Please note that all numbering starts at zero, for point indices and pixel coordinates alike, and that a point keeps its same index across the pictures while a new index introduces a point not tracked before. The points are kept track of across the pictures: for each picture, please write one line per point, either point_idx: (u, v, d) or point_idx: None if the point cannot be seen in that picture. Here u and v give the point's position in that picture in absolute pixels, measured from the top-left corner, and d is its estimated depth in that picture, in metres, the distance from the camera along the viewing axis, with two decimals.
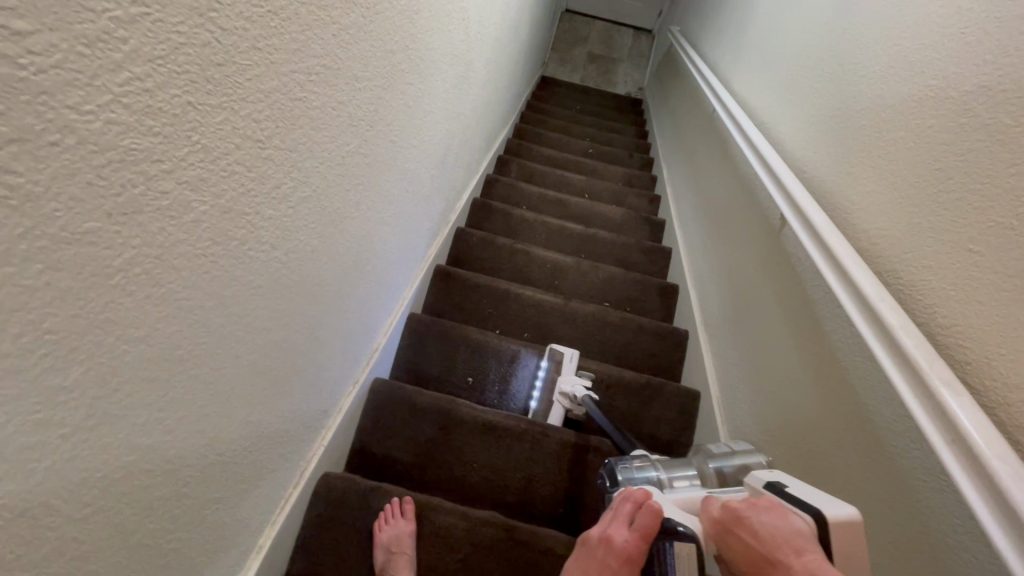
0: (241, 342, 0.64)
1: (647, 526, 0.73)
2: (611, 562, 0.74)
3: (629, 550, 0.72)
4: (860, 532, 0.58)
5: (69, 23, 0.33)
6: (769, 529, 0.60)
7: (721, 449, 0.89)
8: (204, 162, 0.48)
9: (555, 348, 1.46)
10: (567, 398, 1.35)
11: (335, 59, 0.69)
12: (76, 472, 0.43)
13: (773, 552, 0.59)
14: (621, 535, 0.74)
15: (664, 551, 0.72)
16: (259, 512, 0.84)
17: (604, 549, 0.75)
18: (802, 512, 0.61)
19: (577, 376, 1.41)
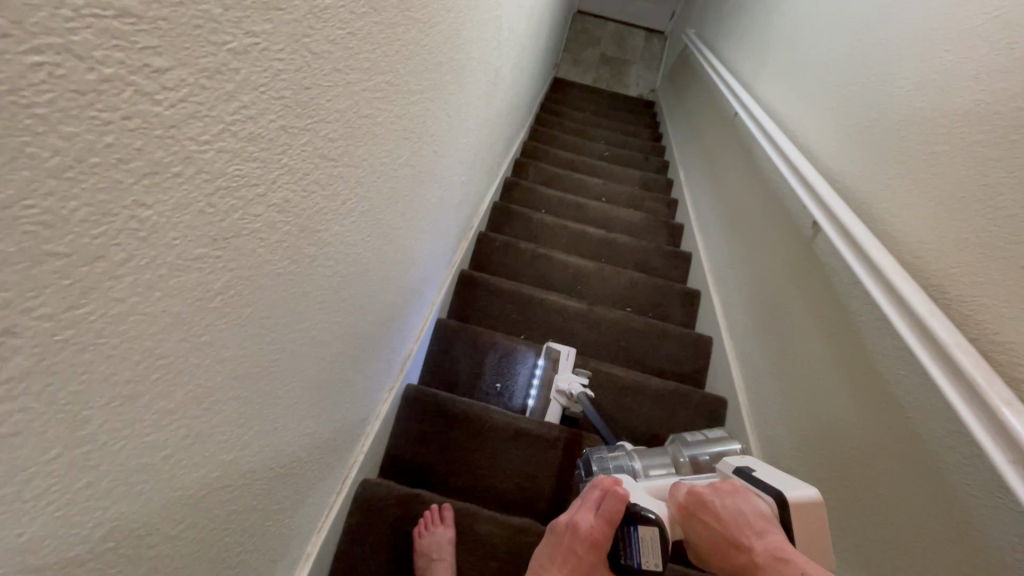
0: (306, 356, 0.65)
1: (611, 512, 0.81)
2: (579, 548, 0.82)
3: (593, 535, 0.81)
4: (815, 512, 0.72)
5: (197, 57, 0.33)
6: (735, 511, 0.73)
7: (696, 440, 1.04)
8: (290, 184, 0.49)
9: (552, 346, 1.46)
10: (563, 395, 1.36)
11: (396, 75, 0.69)
12: (172, 491, 0.44)
13: (738, 531, 0.71)
14: (586, 521, 0.83)
15: (627, 535, 0.80)
16: (308, 520, 0.85)
17: (571, 534, 0.84)
18: (765, 495, 0.74)
19: (573, 374, 1.41)
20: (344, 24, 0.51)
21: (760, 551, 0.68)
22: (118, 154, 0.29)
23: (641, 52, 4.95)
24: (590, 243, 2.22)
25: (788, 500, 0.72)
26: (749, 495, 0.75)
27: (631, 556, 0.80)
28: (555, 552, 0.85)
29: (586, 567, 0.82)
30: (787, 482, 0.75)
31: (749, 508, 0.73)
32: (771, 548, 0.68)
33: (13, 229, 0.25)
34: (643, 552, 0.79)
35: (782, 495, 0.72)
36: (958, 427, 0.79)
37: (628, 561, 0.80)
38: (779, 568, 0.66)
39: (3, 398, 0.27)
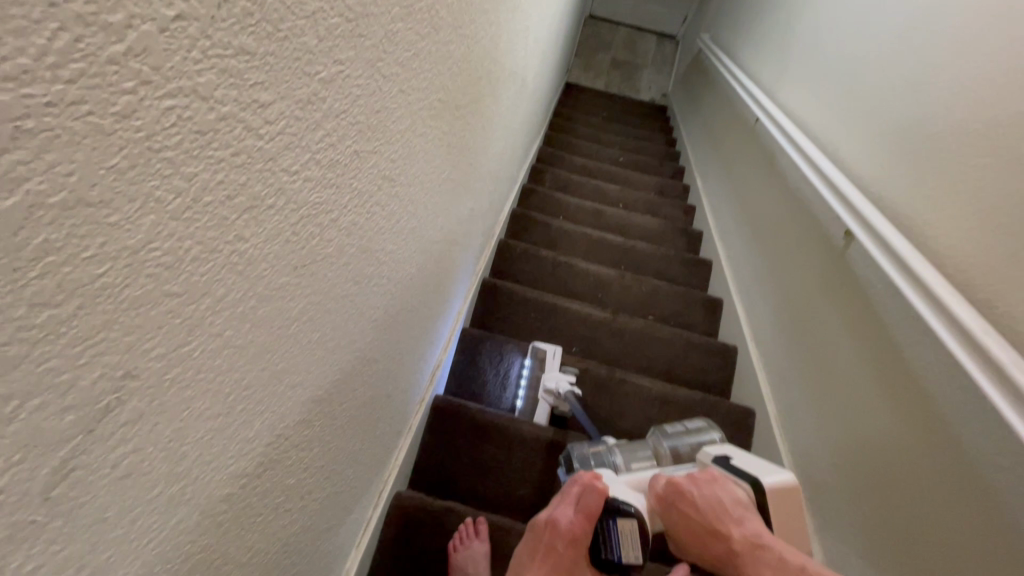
0: (359, 375, 0.65)
1: (590, 506, 0.81)
2: (559, 544, 0.81)
3: (573, 530, 0.81)
4: (786, 496, 0.83)
5: (294, 89, 0.33)
6: (713, 499, 0.82)
7: (675, 432, 1.09)
8: (358, 208, 0.49)
9: (538, 346, 1.49)
10: (551, 394, 1.37)
11: (447, 92, 0.69)
12: (246, 518, 0.44)
13: (717, 519, 0.80)
14: (566, 516, 0.82)
15: (608, 529, 0.80)
16: (349, 537, 0.84)
17: (550, 531, 0.83)
18: (741, 482, 0.84)
19: (560, 373, 1.43)
20: (410, 46, 0.51)
21: (740, 538, 0.77)
22: (226, 191, 0.29)
23: (653, 56, 4.94)
24: (609, 250, 2.21)
25: (764, 486, 0.82)
26: (727, 485, 0.84)
27: (612, 550, 0.80)
28: (534, 550, 0.83)
29: (565, 565, 0.81)
30: (762, 469, 0.85)
31: (728, 497, 0.82)
32: (750, 535, 0.77)
33: (139, 273, 0.24)
34: (624, 546, 0.80)
35: (758, 482, 0.83)
36: (1011, 446, 0.77)
37: (609, 556, 0.80)
38: (756, 553, 0.76)
39: (120, 441, 0.26)
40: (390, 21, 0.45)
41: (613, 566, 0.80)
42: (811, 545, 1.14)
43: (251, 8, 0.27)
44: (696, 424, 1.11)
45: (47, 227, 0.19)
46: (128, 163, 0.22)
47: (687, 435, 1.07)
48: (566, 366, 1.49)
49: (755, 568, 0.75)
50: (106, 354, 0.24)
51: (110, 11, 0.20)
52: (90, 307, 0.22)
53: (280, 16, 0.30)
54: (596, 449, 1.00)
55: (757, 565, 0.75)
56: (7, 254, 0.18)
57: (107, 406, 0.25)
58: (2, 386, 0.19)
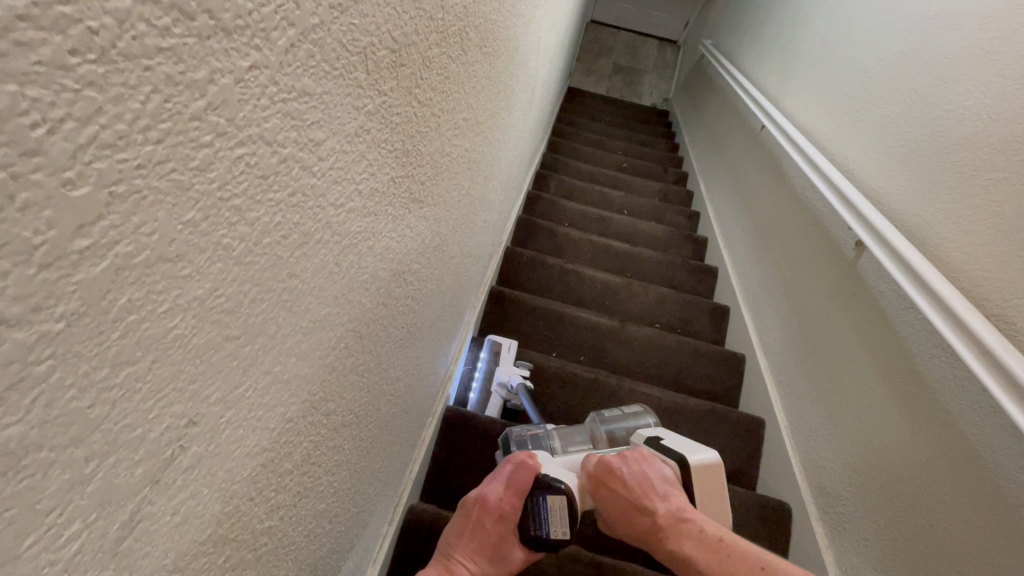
0: (383, 396, 0.64)
1: (522, 482, 0.80)
2: (487, 521, 0.78)
3: (502, 507, 0.78)
4: (712, 473, 0.84)
5: (343, 124, 0.33)
6: (640, 476, 0.82)
7: (613, 416, 1.01)
8: (390, 232, 0.49)
9: (495, 339, 1.48)
10: (504, 388, 1.36)
11: (470, 110, 0.69)
12: (283, 547, 0.43)
13: (643, 495, 0.80)
14: (495, 493, 0.79)
15: (537, 505, 0.78)
16: (367, 551, 0.84)
17: (478, 508, 0.79)
18: (669, 460, 0.85)
19: (515, 367, 1.42)
20: (442, 69, 0.50)
21: (664, 513, 0.78)
22: (283, 231, 0.29)
23: (654, 61, 4.96)
24: (614, 257, 2.21)
25: (690, 464, 0.83)
26: (654, 464, 0.85)
27: (540, 526, 0.78)
28: (461, 528, 0.78)
29: (493, 542, 0.77)
30: (688, 447, 0.86)
31: (655, 475, 0.83)
32: (674, 510, 0.79)
33: (206, 321, 0.24)
34: (552, 522, 0.78)
35: (684, 460, 0.84)
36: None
37: (537, 532, 0.78)
38: (680, 527, 0.77)
39: (181, 486, 0.26)
40: (427, 48, 0.45)
41: (541, 543, 0.78)
42: (825, 555, 1.14)
43: (313, 49, 0.27)
44: (635, 409, 1.04)
45: (131, 286, 0.19)
46: (202, 215, 0.22)
47: (625, 420, 1.01)
48: (520, 360, 1.49)
49: (675, 541, 0.76)
50: (173, 404, 0.23)
51: (195, 68, 0.19)
52: (161, 360, 0.22)
53: (337, 55, 0.30)
54: (534, 431, 0.94)
55: (679, 538, 0.76)
56: (95, 318, 0.18)
57: (169, 455, 0.24)
58: (84, 448, 0.19)
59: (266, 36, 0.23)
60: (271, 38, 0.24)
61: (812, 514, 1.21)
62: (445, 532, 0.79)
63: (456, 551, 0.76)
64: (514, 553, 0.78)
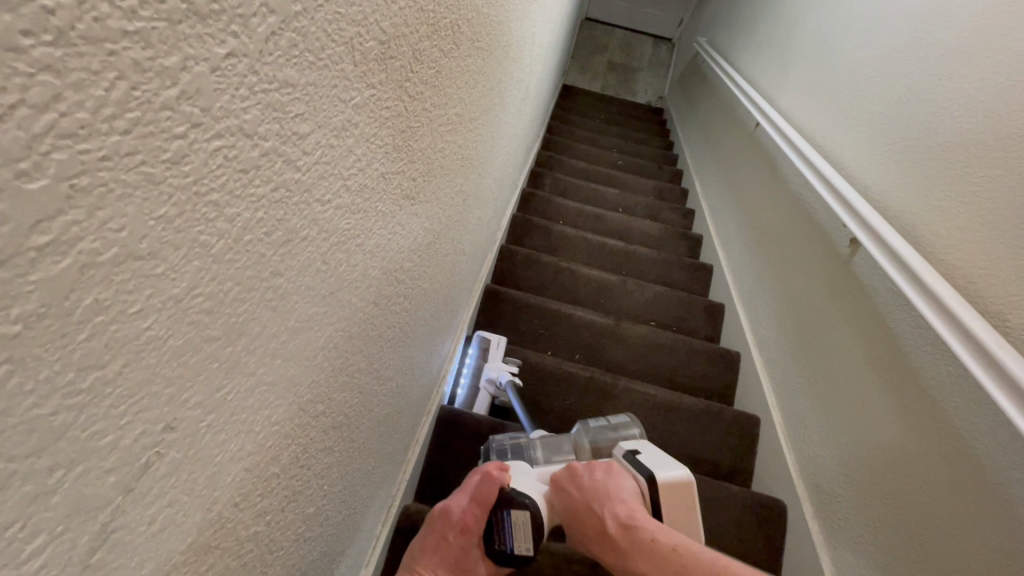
0: (375, 396, 0.63)
1: (484, 494, 0.78)
2: (450, 534, 0.77)
3: (465, 520, 0.77)
4: (682, 490, 0.79)
5: (329, 117, 0.32)
6: (599, 482, 0.81)
7: (598, 426, 0.99)
8: (381, 228, 0.48)
9: (483, 335, 1.45)
10: (493, 385, 1.35)
11: (463, 106, 0.68)
12: (271, 553, 0.42)
13: (597, 500, 0.79)
14: (459, 505, 0.78)
15: (501, 519, 0.76)
16: (360, 553, 0.83)
17: (442, 521, 0.78)
18: (637, 474, 0.82)
19: (504, 364, 1.40)
20: (433, 62, 0.49)
21: (614, 518, 0.76)
22: (266, 228, 0.28)
23: (649, 59, 4.97)
24: (609, 255, 2.21)
25: (656, 480, 0.80)
26: (619, 475, 0.82)
27: (504, 541, 0.76)
28: (426, 540, 0.78)
29: (456, 556, 0.76)
30: (659, 463, 0.82)
31: (616, 485, 0.81)
32: (626, 517, 0.76)
33: (182, 322, 0.23)
34: (516, 537, 0.76)
35: (650, 475, 0.80)
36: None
37: (501, 547, 0.76)
38: (629, 535, 0.74)
39: (157, 496, 0.25)
40: (418, 40, 0.44)
41: (506, 558, 0.76)
42: (820, 553, 1.14)
43: (295, 38, 0.26)
44: (623, 418, 1.01)
45: (96, 286, 0.18)
46: (176, 211, 0.21)
47: (612, 430, 0.98)
48: (510, 357, 1.47)
49: (624, 548, 0.73)
50: (147, 410, 0.22)
51: (165, 55, 0.18)
52: (133, 363, 0.21)
53: (322, 45, 0.29)
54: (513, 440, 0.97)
55: (627, 545, 0.73)
56: (57, 319, 0.17)
57: (145, 462, 0.23)
58: (47, 457, 0.18)
59: (244, 22, 0.22)
60: (250, 25, 0.22)
61: (807, 511, 1.21)
62: (411, 544, 0.78)
63: (420, 563, 0.75)
64: (479, 566, 0.77)
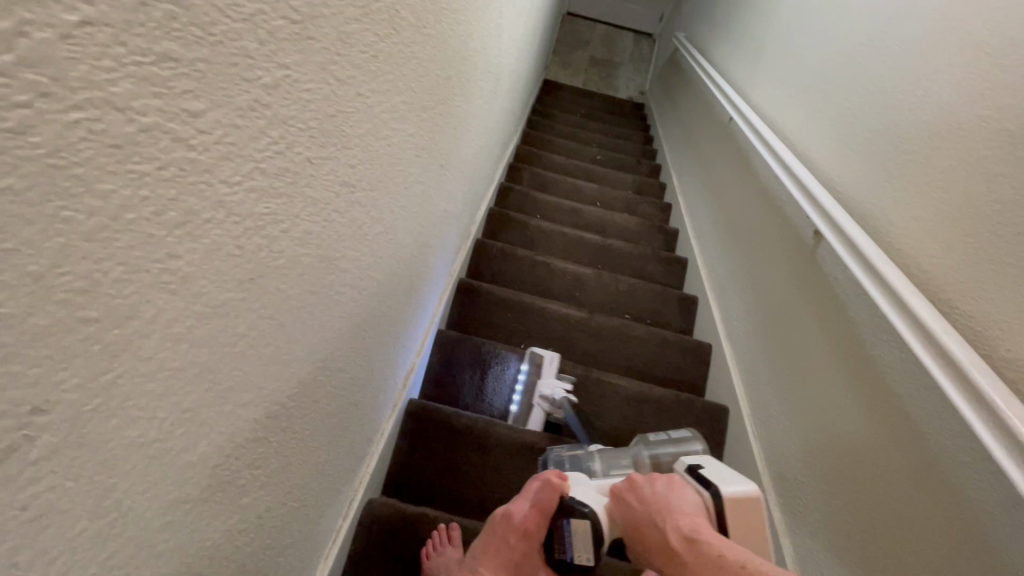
0: (321, 387, 0.63)
1: (545, 501, 0.82)
2: (512, 538, 0.81)
3: (527, 525, 0.81)
4: (751, 506, 0.74)
5: (231, 96, 0.31)
6: (660, 494, 0.77)
7: (659, 441, 1.01)
8: (312, 214, 0.47)
9: (535, 350, 1.41)
10: (546, 401, 1.35)
11: (412, 94, 0.68)
12: (194, 544, 0.41)
13: (660, 511, 0.75)
14: (521, 510, 0.82)
15: (561, 528, 0.80)
16: (317, 548, 0.83)
17: (504, 525, 0.82)
18: (702, 489, 0.77)
19: (558, 380, 1.39)
20: (365, 46, 0.49)
21: (677, 530, 0.71)
22: (153, 208, 0.27)
23: (630, 55, 4.98)
24: (586, 249, 2.21)
25: (723, 495, 0.75)
26: (683, 489, 0.78)
27: (565, 549, 0.79)
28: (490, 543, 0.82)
29: (518, 559, 0.80)
30: (724, 478, 0.77)
31: (680, 499, 0.76)
32: (689, 529, 0.71)
33: (47, 301, 0.23)
34: (576, 547, 0.79)
35: (716, 489, 0.76)
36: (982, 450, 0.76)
37: (562, 555, 0.80)
38: (693, 549, 0.69)
39: (30, 480, 0.24)
40: (343, 22, 0.43)
41: (565, 566, 0.80)
42: (783, 541, 1.15)
43: (174, 10, 0.25)
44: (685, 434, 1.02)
45: None
46: (25, 183, 0.20)
47: (672, 445, 1.00)
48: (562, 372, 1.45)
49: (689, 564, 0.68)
50: (6, 390, 0.22)
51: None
52: None
53: (211, 19, 0.28)
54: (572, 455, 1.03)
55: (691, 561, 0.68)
56: None
57: (10, 444, 0.23)
58: None
59: None
60: None
61: (772, 500, 1.23)
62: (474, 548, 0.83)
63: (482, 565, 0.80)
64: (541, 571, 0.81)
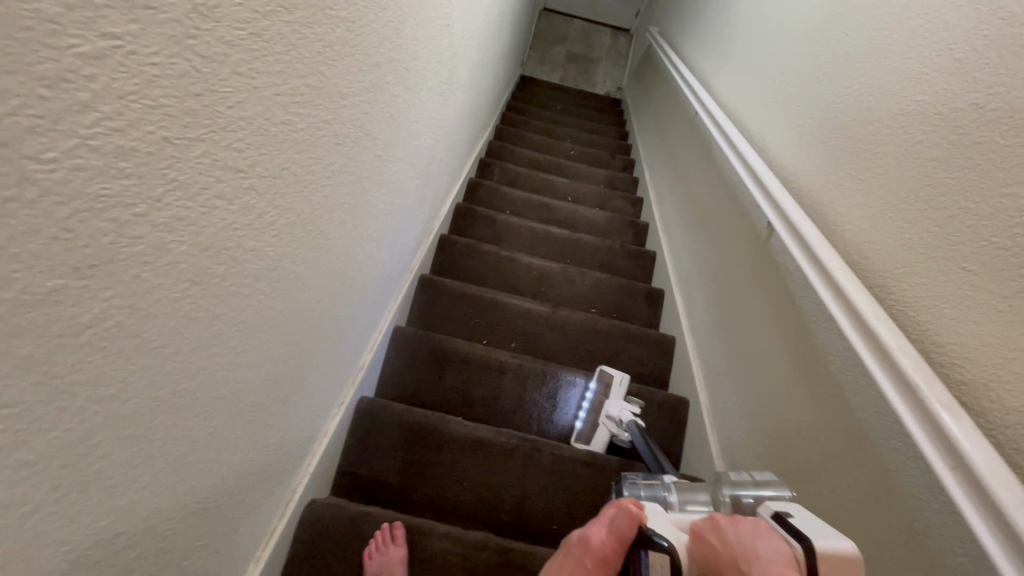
0: (224, 383, 0.60)
1: (623, 528, 0.76)
2: (588, 562, 0.78)
3: (605, 552, 0.77)
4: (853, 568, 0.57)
5: (28, 64, 0.29)
6: (742, 537, 0.63)
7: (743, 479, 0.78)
8: (183, 199, 0.45)
9: (606, 370, 1.43)
10: (613, 421, 1.34)
11: (321, 78, 0.65)
12: (42, 548, 0.39)
13: (742, 558, 0.61)
14: (597, 537, 0.79)
15: (638, 560, 0.71)
16: (243, 551, 0.80)
17: (580, 548, 0.80)
18: (792, 539, 0.62)
19: (625, 402, 1.39)
20: (239, 23, 0.46)
21: None
22: None
23: (607, 50, 4.97)
24: (554, 244, 2.20)
25: (816, 550, 0.58)
26: (773, 537, 0.63)
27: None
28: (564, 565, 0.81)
29: None
30: (818, 529, 0.62)
31: (768, 548, 0.61)
32: None
33: None
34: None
35: (807, 542, 0.59)
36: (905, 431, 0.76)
37: None
38: None
39: None
40: None
41: None
42: None
43: None
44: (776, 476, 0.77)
45: None
46: None
47: (754, 487, 0.75)
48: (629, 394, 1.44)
49: None
50: None
51: None
52: None
53: None
54: (641, 480, 0.87)
55: None
56: None
57: None
58: None
59: None
60: None
61: None
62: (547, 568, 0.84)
63: None
64: None
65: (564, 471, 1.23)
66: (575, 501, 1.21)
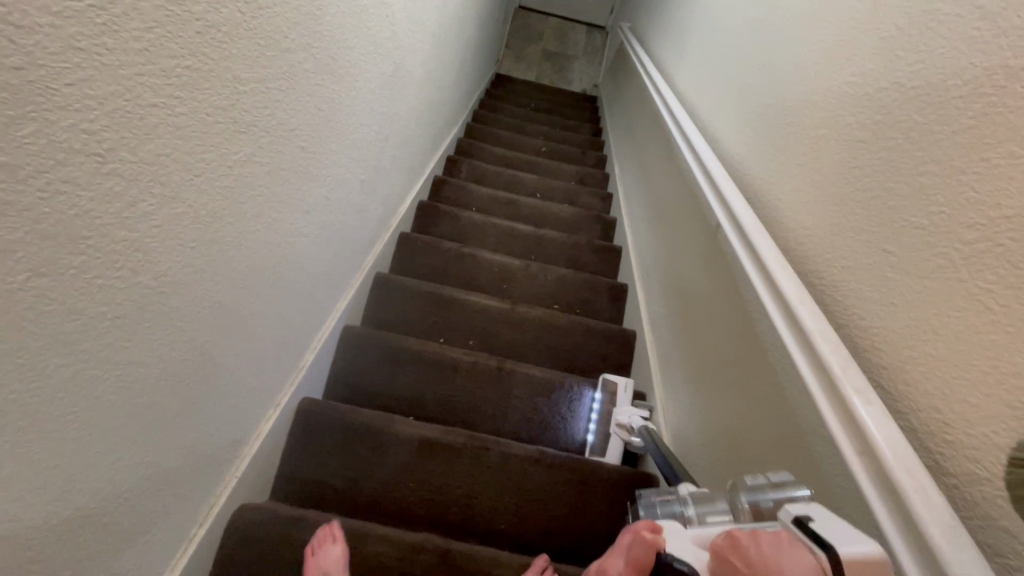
0: (100, 382, 0.58)
1: (640, 560, 0.56)
2: None
3: None
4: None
5: None
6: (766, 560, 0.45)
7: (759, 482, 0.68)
8: (8, 182, 0.42)
9: (610, 378, 1.43)
10: (625, 429, 1.32)
11: (207, 61, 0.62)
12: None
13: None
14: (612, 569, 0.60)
15: None
16: (149, 560, 0.77)
17: None
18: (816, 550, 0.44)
19: (633, 408, 1.37)
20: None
21: None
22: None
23: (583, 47, 4.96)
24: (519, 240, 2.17)
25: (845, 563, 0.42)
26: (797, 547, 0.45)
27: None
28: None
29: None
30: (842, 528, 0.46)
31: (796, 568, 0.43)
32: None
33: None
34: None
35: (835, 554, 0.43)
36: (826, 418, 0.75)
37: None
38: None
39: None
40: None
41: None
42: None
43: None
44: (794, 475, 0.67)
45: None
46: None
47: (772, 489, 0.66)
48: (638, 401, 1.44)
49: None
50: None
51: None
52: None
53: None
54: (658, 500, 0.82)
55: None
56: None
57: None
58: None
59: None
60: None
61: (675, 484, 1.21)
62: None
63: None
64: None
65: (513, 469, 1.21)
66: (523, 500, 1.18)
